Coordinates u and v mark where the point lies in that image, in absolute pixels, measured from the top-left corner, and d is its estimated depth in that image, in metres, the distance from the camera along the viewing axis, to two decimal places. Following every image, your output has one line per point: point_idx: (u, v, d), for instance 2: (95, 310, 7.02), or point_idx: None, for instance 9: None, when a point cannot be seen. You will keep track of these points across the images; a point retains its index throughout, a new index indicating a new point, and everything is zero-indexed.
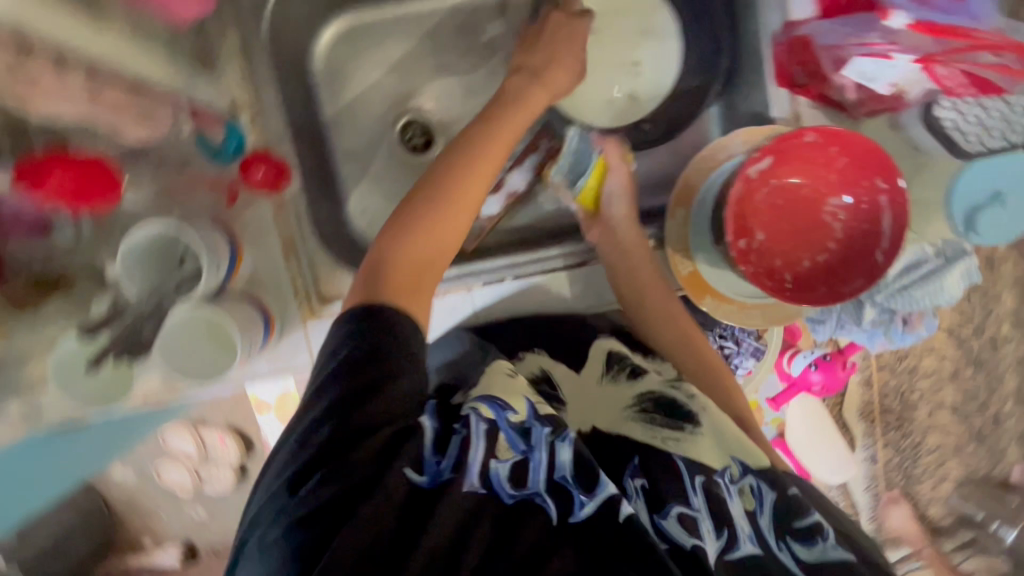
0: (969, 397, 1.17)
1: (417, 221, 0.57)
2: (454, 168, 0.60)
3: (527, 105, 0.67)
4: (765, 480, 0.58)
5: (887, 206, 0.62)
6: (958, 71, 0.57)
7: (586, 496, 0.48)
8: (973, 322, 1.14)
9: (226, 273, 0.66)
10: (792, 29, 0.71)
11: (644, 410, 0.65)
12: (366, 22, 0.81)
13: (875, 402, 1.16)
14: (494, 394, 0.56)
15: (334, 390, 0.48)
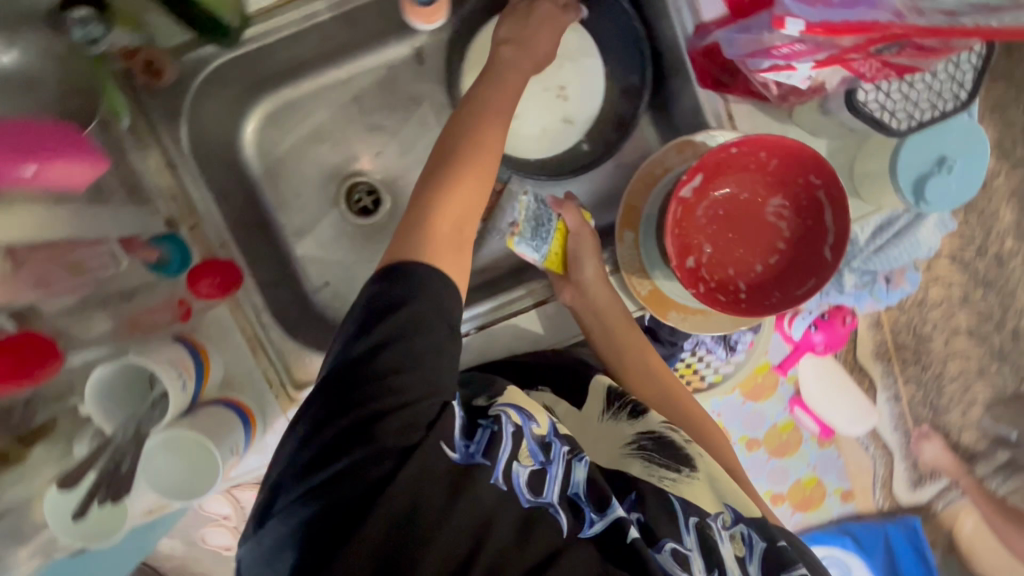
0: (984, 318, 1.24)
1: (449, 177, 0.59)
2: (462, 144, 0.61)
3: (485, 120, 0.62)
4: (756, 529, 0.59)
5: (826, 201, 0.62)
6: (873, 62, 0.56)
7: (597, 515, 0.54)
8: (974, 245, 1.22)
9: (195, 389, 0.66)
10: (701, 37, 0.68)
11: (641, 446, 0.65)
12: (288, 101, 0.81)
13: (888, 341, 1.23)
14: (519, 402, 0.61)
15: (360, 363, 0.49)
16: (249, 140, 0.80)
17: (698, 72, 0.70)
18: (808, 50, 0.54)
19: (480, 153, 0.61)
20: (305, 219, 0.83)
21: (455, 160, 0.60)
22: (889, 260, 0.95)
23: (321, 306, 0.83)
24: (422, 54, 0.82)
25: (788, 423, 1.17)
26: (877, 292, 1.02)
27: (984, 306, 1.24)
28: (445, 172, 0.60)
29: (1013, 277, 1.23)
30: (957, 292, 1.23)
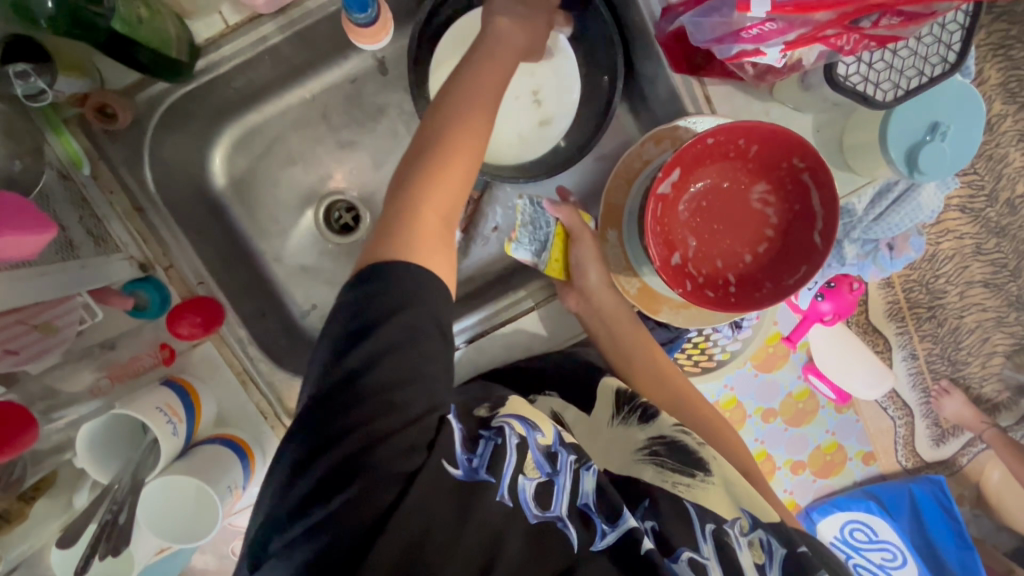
0: (1000, 269, 1.21)
1: (428, 164, 0.54)
2: (448, 126, 0.55)
3: (473, 93, 0.57)
4: (775, 535, 0.54)
5: (811, 183, 0.59)
6: (851, 36, 0.52)
7: (609, 526, 0.50)
8: (982, 196, 1.18)
9: (187, 429, 0.66)
10: (667, 20, 0.64)
11: (653, 451, 0.61)
12: (254, 126, 0.79)
13: (902, 301, 1.17)
14: (522, 412, 0.57)
15: (345, 392, 0.47)
16: (220, 170, 0.79)
17: (670, 57, 0.67)
18: (778, 29, 0.51)
19: (467, 135, 0.55)
20: (286, 243, 0.82)
21: (439, 143, 0.55)
22: (888, 226, 0.91)
23: (311, 329, 0.82)
24: (385, 63, 0.80)
25: (803, 392, 1.09)
26: (881, 261, 0.98)
27: (998, 256, 1.20)
28: (429, 157, 0.54)
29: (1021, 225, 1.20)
30: (970, 243, 1.19)
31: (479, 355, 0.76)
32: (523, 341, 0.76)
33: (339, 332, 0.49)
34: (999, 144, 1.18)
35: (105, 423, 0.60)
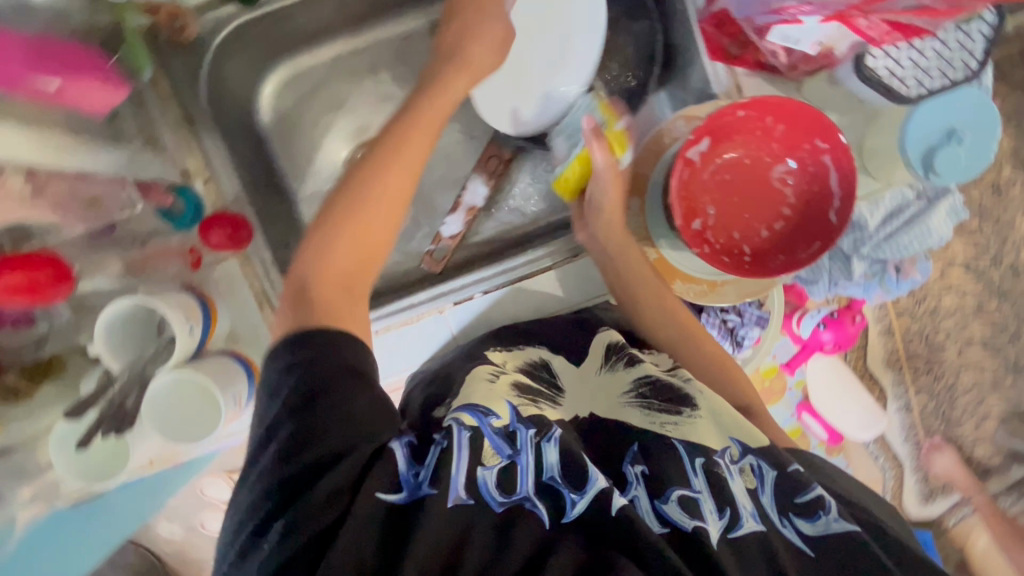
0: (999, 330, 1.23)
1: (340, 224, 0.57)
2: (359, 188, 0.58)
3: (399, 145, 0.61)
4: (765, 458, 0.60)
5: (831, 164, 0.62)
6: (878, 20, 0.57)
7: (577, 494, 0.51)
8: (987, 254, 1.20)
9: (201, 334, 0.67)
10: (712, 6, 0.70)
11: (640, 395, 0.67)
12: (305, 67, 0.83)
13: (900, 349, 1.20)
14: (474, 400, 0.58)
15: (280, 434, 0.47)
16: (264, 103, 0.82)
17: (707, 43, 0.72)
18: (816, 8, 0.57)
19: (392, 190, 0.59)
20: (314, 185, 0.84)
21: (351, 211, 0.58)
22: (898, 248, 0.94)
23: None
24: (436, 25, 0.83)
25: (796, 430, 1.10)
26: (887, 282, 0.99)
27: (998, 317, 1.23)
28: (340, 219, 0.58)
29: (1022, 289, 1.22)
30: (971, 302, 1.21)
31: (493, 308, 0.79)
32: (535, 300, 0.79)
33: (270, 385, 0.50)
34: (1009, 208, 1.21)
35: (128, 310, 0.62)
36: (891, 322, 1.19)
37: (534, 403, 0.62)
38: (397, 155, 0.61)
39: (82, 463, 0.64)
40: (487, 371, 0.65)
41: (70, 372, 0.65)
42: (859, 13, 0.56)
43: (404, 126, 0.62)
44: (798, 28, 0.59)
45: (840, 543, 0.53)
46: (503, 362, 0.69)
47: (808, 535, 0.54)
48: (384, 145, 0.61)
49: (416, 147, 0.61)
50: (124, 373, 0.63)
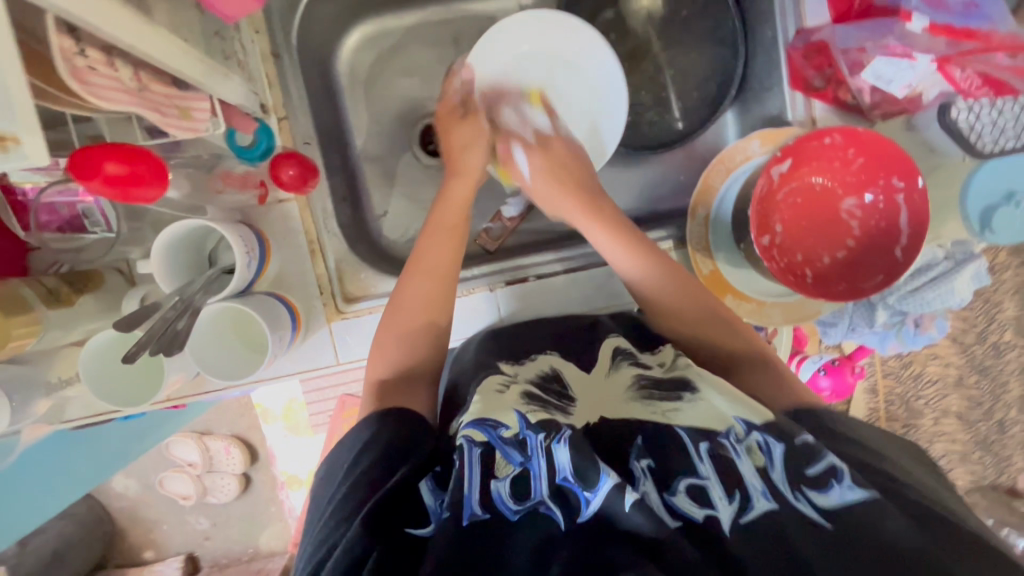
0: (975, 405, 1.26)
1: (397, 321, 0.68)
2: (403, 292, 0.68)
3: (449, 235, 0.70)
4: (770, 432, 0.50)
5: (903, 204, 0.63)
6: (972, 72, 0.61)
7: (590, 493, 0.46)
8: (977, 330, 1.22)
9: (255, 270, 0.65)
10: (808, 35, 0.70)
11: (642, 388, 0.60)
12: (389, 27, 0.82)
13: (881, 409, 1.25)
14: (484, 414, 0.55)
15: (341, 489, 0.53)
16: (344, 55, 0.80)
17: (791, 72, 0.73)
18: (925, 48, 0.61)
19: (426, 290, 0.68)
20: (375, 146, 0.83)
21: (398, 314, 0.68)
22: (919, 303, 0.88)
23: (377, 233, 0.82)
24: (526, 11, 0.83)
25: None
26: (903, 334, 0.99)
27: (976, 392, 1.25)
28: (398, 318, 0.68)
29: (1006, 369, 1.24)
30: (953, 375, 1.24)
31: (542, 295, 0.80)
32: (587, 293, 0.81)
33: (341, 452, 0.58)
34: (998, 291, 1.21)
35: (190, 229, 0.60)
36: (877, 382, 1.24)
37: (543, 410, 0.56)
38: (427, 252, 0.69)
39: (111, 381, 0.61)
40: (498, 382, 0.62)
41: (107, 285, 0.65)
42: (954, 61, 0.61)
43: (434, 232, 0.70)
44: (902, 65, 0.62)
45: (860, 518, 0.44)
46: (516, 372, 0.64)
47: (824, 510, 0.45)
48: (415, 255, 0.70)
49: (450, 251, 0.69)
50: (174, 298, 0.59)
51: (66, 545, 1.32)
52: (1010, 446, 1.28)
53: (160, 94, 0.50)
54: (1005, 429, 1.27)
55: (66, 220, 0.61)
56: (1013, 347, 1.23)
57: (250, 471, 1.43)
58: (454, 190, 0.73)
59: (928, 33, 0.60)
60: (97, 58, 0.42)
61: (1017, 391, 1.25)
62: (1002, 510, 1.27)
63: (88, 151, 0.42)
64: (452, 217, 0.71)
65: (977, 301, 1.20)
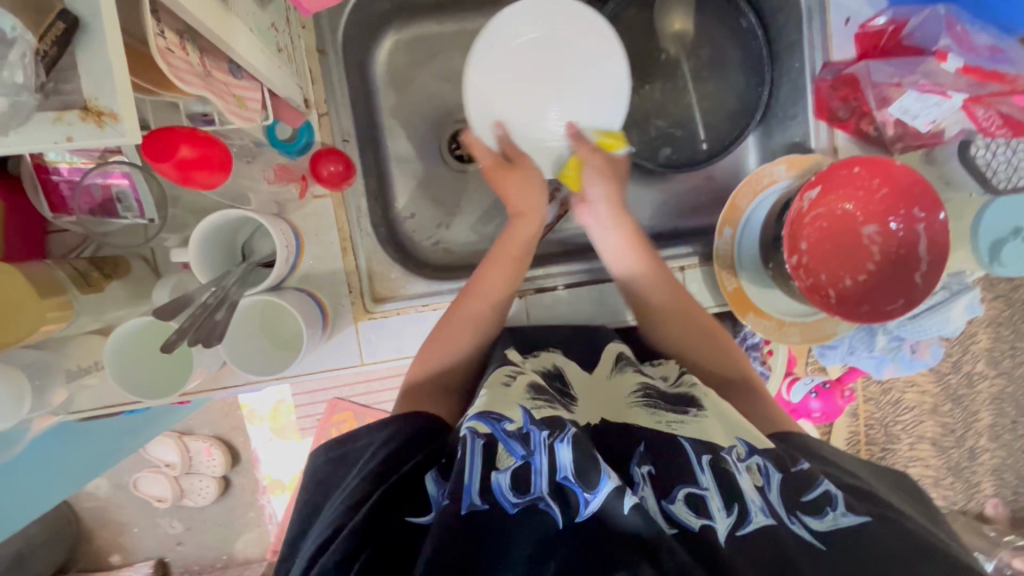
0: (948, 432, 1.31)
1: (437, 352, 0.68)
2: (456, 316, 0.68)
3: (512, 258, 0.69)
4: (770, 460, 0.53)
5: (923, 234, 0.66)
6: (996, 113, 0.66)
7: (589, 493, 0.46)
8: (953, 358, 1.28)
9: (290, 260, 0.65)
10: (843, 67, 0.73)
11: (648, 397, 0.60)
12: (427, 32, 0.82)
13: (861, 433, 1.30)
14: (489, 406, 0.54)
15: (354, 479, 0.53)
16: (381, 58, 0.81)
17: (817, 101, 0.75)
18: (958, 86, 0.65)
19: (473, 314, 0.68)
20: (405, 149, 0.83)
21: (445, 341, 0.68)
22: (917, 329, 0.90)
23: (402, 235, 0.81)
24: None
25: None
26: (900, 359, 0.99)
27: (949, 420, 1.30)
28: (440, 348, 0.68)
29: (977, 399, 1.29)
30: (929, 402, 1.29)
31: (572, 307, 0.78)
32: (618, 303, 0.78)
33: (359, 449, 0.58)
34: (973, 322, 1.27)
35: (229, 220, 0.60)
36: (858, 408, 1.29)
37: (548, 405, 0.56)
38: (478, 282, 0.69)
39: (135, 368, 0.59)
40: (505, 376, 0.60)
41: (133, 274, 0.63)
42: (982, 102, 0.65)
43: (496, 257, 0.69)
44: (932, 102, 0.66)
45: (852, 542, 0.46)
46: (523, 362, 0.64)
47: (818, 532, 0.47)
48: (474, 279, 0.69)
49: (507, 278, 0.69)
50: (210, 290, 0.58)
51: (28, 548, 1.24)
52: (979, 474, 1.33)
53: (222, 81, 0.50)
54: (976, 456, 1.32)
55: (97, 204, 0.58)
56: (985, 377, 1.28)
57: (231, 475, 1.38)
58: (521, 228, 0.71)
59: (960, 72, 0.63)
60: (169, 39, 0.41)
61: (987, 420, 1.31)
62: (972, 536, 1.31)
63: (164, 132, 0.42)
64: (514, 247, 0.70)
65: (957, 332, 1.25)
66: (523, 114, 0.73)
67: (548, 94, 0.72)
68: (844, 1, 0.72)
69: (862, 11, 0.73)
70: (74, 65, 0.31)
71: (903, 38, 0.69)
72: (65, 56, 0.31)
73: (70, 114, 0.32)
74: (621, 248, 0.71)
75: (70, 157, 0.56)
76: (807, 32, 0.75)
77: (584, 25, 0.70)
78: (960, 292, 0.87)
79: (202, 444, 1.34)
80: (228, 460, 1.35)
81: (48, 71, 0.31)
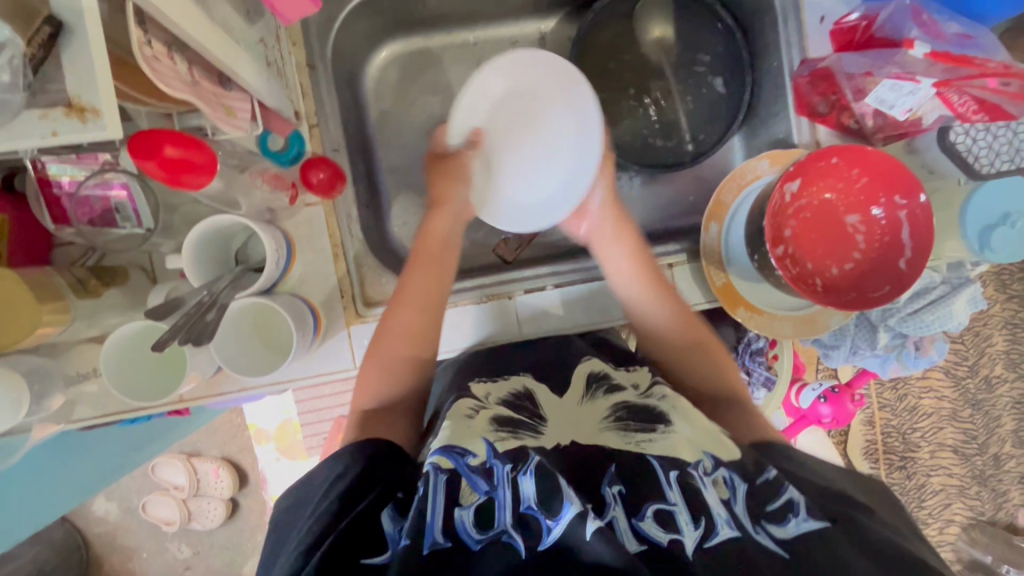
0: (970, 439, 1.27)
1: (376, 374, 0.68)
2: (392, 334, 0.68)
3: (438, 266, 0.71)
4: (737, 471, 0.54)
5: (906, 220, 0.65)
6: (969, 97, 0.65)
7: (553, 521, 0.46)
8: (969, 362, 1.25)
9: (279, 268, 0.66)
10: (816, 62, 0.74)
11: (617, 418, 0.60)
12: (415, 48, 0.86)
13: (877, 441, 1.27)
14: (452, 440, 0.56)
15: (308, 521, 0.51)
16: (372, 73, 0.84)
17: (796, 98, 0.77)
18: (931, 72, 0.65)
19: (409, 329, 0.68)
20: (398, 161, 0.86)
21: (388, 357, 0.68)
22: (918, 325, 0.86)
23: (396, 243, 0.84)
24: (546, 38, 0.88)
25: None
26: (904, 357, 0.96)
27: (970, 426, 1.27)
28: (383, 373, 0.68)
29: (997, 403, 1.26)
30: (947, 408, 1.26)
31: (559, 310, 0.78)
32: (609, 301, 0.78)
33: (314, 483, 0.56)
34: (988, 324, 1.24)
35: (216, 228, 0.61)
36: (872, 414, 1.26)
37: (513, 436, 0.57)
38: (404, 289, 0.69)
39: (132, 375, 0.61)
40: (468, 408, 0.61)
41: (131, 283, 0.65)
42: (953, 85, 0.64)
43: (418, 266, 0.70)
44: (906, 88, 0.66)
45: (816, 550, 0.46)
46: (486, 395, 0.64)
47: (783, 540, 0.48)
48: (399, 288, 0.70)
49: (437, 281, 0.70)
50: (202, 293, 0.59)
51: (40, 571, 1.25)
52: (1006, 482, 1.28)
53: (211, 90, 0.52)
54: (1001, 464, 1.28)
55: (95, 214, 0.61)
56: (1004, 380, 1.25)
57: (239, 497, 1.38)
58: (436, 224, 0.72)
59: (929, 58, 0.64)
60: (156, 48, 0.44)
61: (1010, 425, 1.27)
62: (1005, 549, 1.26)
63: (148, 133, 0.45)
64: (434, 245, 0.72)
65: (970, 333, 1.23)
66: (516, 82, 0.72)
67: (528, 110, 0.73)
68: (818, 0, 0.74)
69: (837, 9, 0.74)
70: (59, 65, 0.34)
71: (875, 31, 0.70)
72: (52, 57, 0.33)
73: (55, 112, 0.34)
74: (626, 269, 0.73)
75: (72, 169, 0.59)
76: (783, 33, 0.77)
77: (568, 172, 0.73)
78: (961, 286, 0.84)
79: (212, 465, 1.35)
80: (235, 480, 1.36)
81: (35, 73, 0.34)
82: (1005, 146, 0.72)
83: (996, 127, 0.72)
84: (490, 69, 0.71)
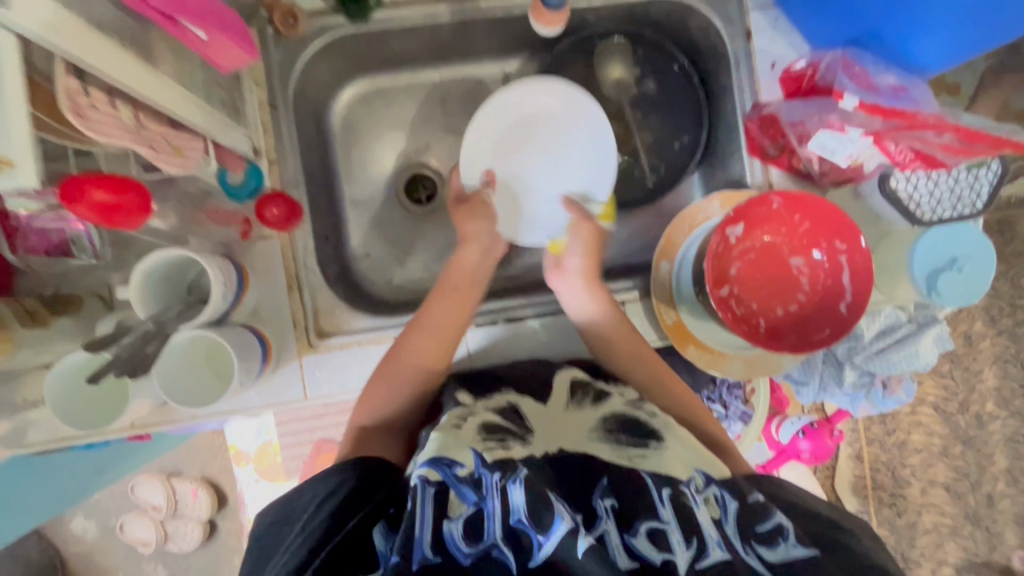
0: (961, 476, 1.24)
1: (376, 393, 0.71)
2: (405, 361, 0.71)
3: (460, 291, 0.74)
4: (728, 489, 0.55)
5: (846, 264, 0.66)
6: (908, 148, 0.69)
7: (543, 536, 0.45)
8: (959, 398, 1.23)
9: (230, 299, 0.67)
10: (759, 109, 0.77)
11: (607, 431, 0.61)
12: (381, 86, 0.89)
13: (867, 477, 1.24)
14: (441, 451, 0.55)
15: (299, 539, 0.53)
16: (338, 110, 0.87)
17: (749, 142, 0.79)
18: (862, 123, 0.68)
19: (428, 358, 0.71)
20: (364, 193, 0.88)
21: (394, 378, 0.71)
22: (885, 364, 0.83)
23: (358, 273, 0.85)
24: (510, 77, 0.90)
25: None
26: (873, 397, 0.92)
27: (961, 463, 1.24)
28: (387, 394, 0.71)
29: (989, 441, 1.23)
30: (937, 444, 1.24)
31: (515, 338, 0.78)
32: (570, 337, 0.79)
33: (308, 496, 0.58)
34: (978, 359, 1.23)
35: (170, 259, 0.64)
36: (861, 450, 1.24)
37: (500, 446, 0.57)
38: (427, 318, 0.72)
39: (78, 402, 0.63)
40: (455, 418, 0.62)
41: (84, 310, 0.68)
42: (888, 137, 0.68)
43: (444, 295, 0.74)
44: (841, 138, 0.69)
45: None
46: (471, 402, 0.66)
47: (771, 563, 0.48)
48: (422, 312, 0.73)
49: (456, 314, 0.73)
50: (148, 322, 0.62)
51: None
52: (1002, 522, 1.25)
53: (158, 133, 0.54)
54: (995, 504, 1.25)
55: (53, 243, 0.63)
56: (996, 418, 1.23)
57: (214, 519, 1.37)
58: (465, 256, 0.76)
59: (859, 110, 0.66)
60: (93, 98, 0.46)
61: (1004, 463, 1.24)
62: None
63: (77, 180, 0.47)
64: (461, 276, 0.75)
65: (958, 367, 1.21)
66: (511, 116, 0.78)
67: (531, 136, 0.79)
68: (767, 48, 0.78)
69: (786, 55, 0.78)
70: None
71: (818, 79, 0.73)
72: None
73: None
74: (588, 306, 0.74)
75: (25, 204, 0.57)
76: (736, 77, 0.79)
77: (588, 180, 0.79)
78: (927, 325, 0.81)
79: (187, 486, 1.35)
80: (211, 501, 1.35)
81: None
82: (947, 193, 0.73)
83: (939, 175, 0.72)
84: (507, 98, 0.77)
